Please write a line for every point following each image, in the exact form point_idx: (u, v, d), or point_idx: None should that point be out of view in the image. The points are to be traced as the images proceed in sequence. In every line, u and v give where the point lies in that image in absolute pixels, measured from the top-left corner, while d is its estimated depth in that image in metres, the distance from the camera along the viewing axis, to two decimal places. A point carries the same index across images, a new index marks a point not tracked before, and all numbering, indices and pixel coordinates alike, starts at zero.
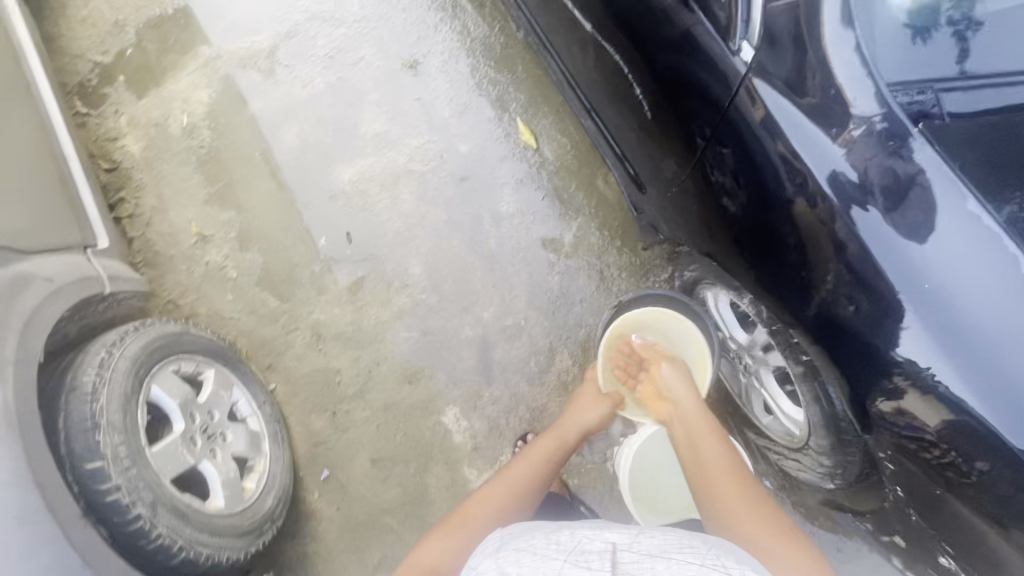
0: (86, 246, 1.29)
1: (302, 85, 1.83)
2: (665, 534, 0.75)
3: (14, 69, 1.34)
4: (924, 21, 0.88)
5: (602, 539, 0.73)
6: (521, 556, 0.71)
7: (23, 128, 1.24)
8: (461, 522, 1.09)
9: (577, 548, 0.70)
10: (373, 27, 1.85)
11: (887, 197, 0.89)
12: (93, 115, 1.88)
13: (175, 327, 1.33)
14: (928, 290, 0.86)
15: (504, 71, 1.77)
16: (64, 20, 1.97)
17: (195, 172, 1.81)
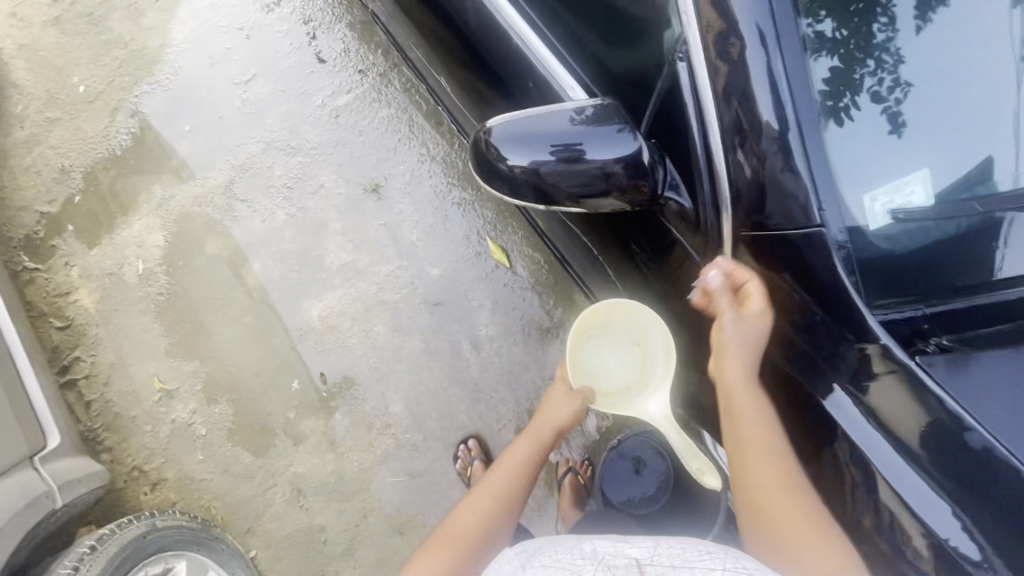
0: (34, 452, 1.19)
1: (263, 219, 1.77)
2: (684, 545, 0.75)
3: None
4: (885, 160, 0.80)
5: (624, 554, 0.72)
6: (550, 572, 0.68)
7: None
8: (452, 542, 0.93)
9: (602, 560, 0.71)
10: (331, 152, 1.81)
11: (842, 371, 0.86)
12: (42, 269, 1.78)
13: (139, 528, 1.23)
14: (892, 453, 0.82)
15: (468, 188, 1.74)
16: (7, 171, 1.89)
17: (154, 322, 1.71)
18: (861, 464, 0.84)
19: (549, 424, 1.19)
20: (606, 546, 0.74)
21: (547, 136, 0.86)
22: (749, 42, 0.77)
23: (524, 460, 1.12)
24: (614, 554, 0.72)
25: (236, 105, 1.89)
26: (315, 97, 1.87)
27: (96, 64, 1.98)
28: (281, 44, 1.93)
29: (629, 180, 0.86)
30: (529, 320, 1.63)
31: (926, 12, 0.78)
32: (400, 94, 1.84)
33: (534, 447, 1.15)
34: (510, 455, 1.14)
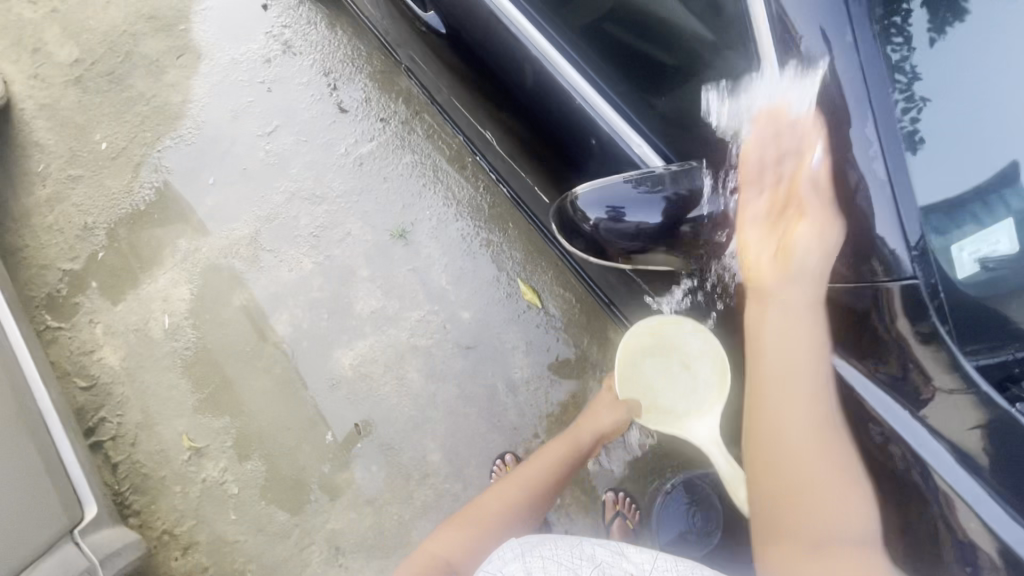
0: (75, 524, 1.22)
1: (290, 269, 1.77)
2: (675, 562, 0.88)
3: None
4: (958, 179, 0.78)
5: (620, 566, 0.86)
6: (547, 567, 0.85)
7: None
8: (471, 518, 1.20)
9: (597, 567, 0.86)
10: (356, 200, 1.82)
11: (908, 395, 0.84)
12: (65, 328, 1.76)
13: None
14: (970, 479, 0.80)
15: (495, 229, 1.76)
16: (28, 229, 1.88)
17: (182, 378, 1.69)
18: (934, 489, 0.81)
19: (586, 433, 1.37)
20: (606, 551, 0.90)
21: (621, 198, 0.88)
22: (813, 43, 0.76)
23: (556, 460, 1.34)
24: (610, 563, 0.87)
25: (259, 157, 1.90)
26: (338, 146, 1.89)
27: (118, 121, 2.01)
28: (303, 95, 1.96)
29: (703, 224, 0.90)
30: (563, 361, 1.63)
31: (938, 28, 0.77)
32: (422, 140, 1.86)
33: (569, 453, 1.35)
34: (547, 454, 1.35)
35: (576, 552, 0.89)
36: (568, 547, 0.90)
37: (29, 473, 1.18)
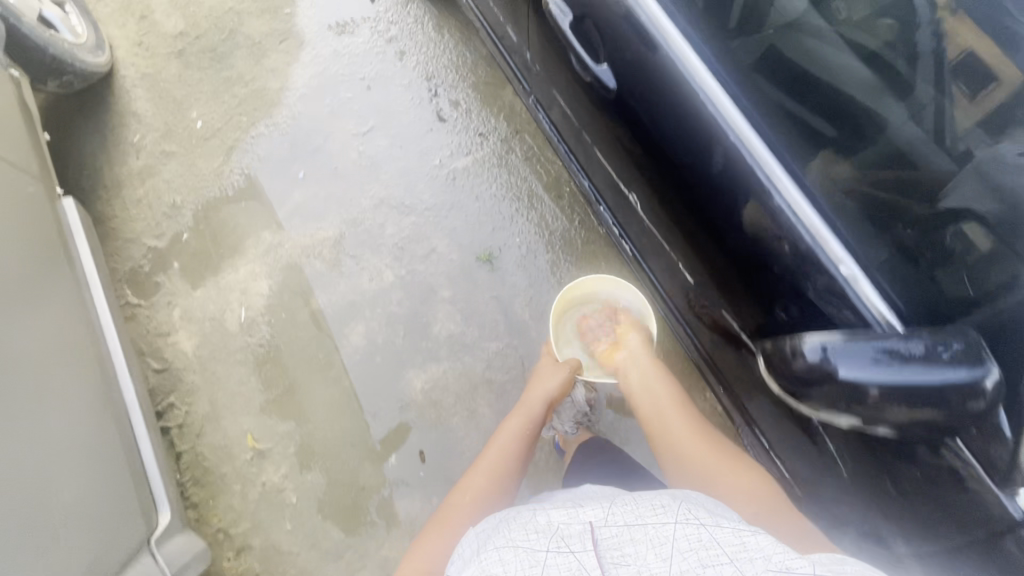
0: (152, 534, 1.29)
1: (371, 278, 1.73)
2: (633, 501, 0.83)
3: (81, 345, 1.30)
4: None
5: (578, 520, 0.80)
6: (504, 556, 0.74)
7: (87, 423, 1.21)
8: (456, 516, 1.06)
9: (555, 533, 0.78)
10: (444, 216, 1.76)
11: None
12: (144, 306, 1.76)
13: None
14: None
15: (586, 268, 1.68)
16: (118, 200, 1.89)
17: (252, 375, 1.67)
18: None
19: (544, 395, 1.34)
20: (562, 516, 0.81)
21: (864, 360, 0.80)
22: None
23: (516, 432, 1.25)
24: (567, 522, 0.80)
25: (352, 157, 1.86)
26: (433, 156, 1.82)
27: (215, 101, 1.98)
28: (402, 98, 1.90)
29: (910, 397, 0.79)
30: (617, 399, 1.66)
31: None
32: (521, 163, 1.78)
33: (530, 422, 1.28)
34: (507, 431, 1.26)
35: (530, 527, 0.80)
36: (520, 526, 0.81)
37: (117, 472, 1.24)
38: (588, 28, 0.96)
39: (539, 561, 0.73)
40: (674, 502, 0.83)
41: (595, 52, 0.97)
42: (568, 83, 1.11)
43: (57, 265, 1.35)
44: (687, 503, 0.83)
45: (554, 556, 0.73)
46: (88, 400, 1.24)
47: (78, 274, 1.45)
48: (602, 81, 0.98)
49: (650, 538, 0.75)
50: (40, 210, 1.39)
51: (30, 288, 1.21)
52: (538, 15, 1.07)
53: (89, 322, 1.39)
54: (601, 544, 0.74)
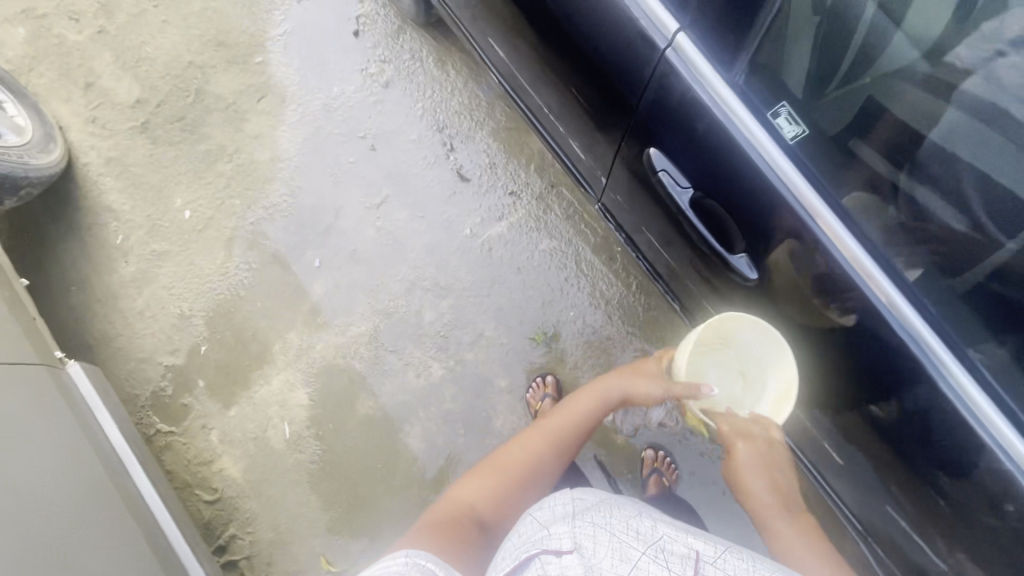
0: None
1: (417, 374, 1.59)
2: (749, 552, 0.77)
3: (134, 543, 1.23)
4: None
5: (687, 543, 0.76)
6: (598, 534, 0.75)
7: None
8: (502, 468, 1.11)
9: (657, 544, 0.75)
10: (487, 294, 1.59)
11: None
12: (177, 433, 1.63)
13: None
14: None
15: (651, 338, 1.53)
16: (118, 314, 1.69)
17: (312, 493, 1.58)
18: None
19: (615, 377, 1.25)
20: (670, 529, 0.78)
21: None
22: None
23: (579, 415, 1.20)
24: (676, 537, 0.77)
25: (370, 235, 1.65)
26: (462, 226, 1.62)
27: (199, 182, 1.73)
28: (414, 157, 1.66)
29: None
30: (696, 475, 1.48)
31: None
32: (562, 223, 1.59)
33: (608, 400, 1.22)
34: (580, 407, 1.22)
35: (633, 524, 0.78)
36: (622, 518, 0.79)
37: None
38: (713, 206, 1.02)
39: (632, 558, 0.71)
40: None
41: (726, 232, 1.03)
42: (675, 237, 1.19)
43: (71, 464, 1.21)
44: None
45: (648, 560, 0.72)
46: None
47: (104, 453, 1.32)
48: (739, 266, 1.05)
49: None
50: (31, 399, 1.21)
51: (38, 518, 1.06)
52: (642, 175, 1.13)
53: (133, 515, 1.28)
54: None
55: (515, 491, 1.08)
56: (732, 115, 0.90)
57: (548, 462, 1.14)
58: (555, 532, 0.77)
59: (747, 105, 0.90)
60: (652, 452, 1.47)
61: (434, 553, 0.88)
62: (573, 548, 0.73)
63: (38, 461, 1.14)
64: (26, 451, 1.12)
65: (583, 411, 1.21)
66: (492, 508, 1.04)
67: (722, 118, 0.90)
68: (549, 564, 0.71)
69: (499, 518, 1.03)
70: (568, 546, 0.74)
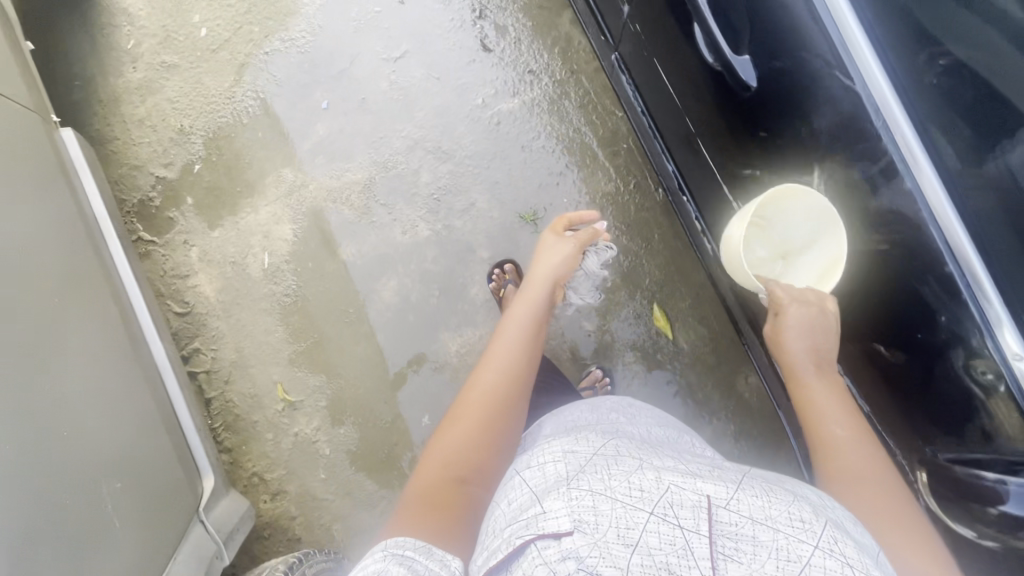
0: (200, 506, 1.30)
1: (404, 231, 1.60)
2: (772, 495, 0.70)
3: (108, 314, 1.26)
4: None
5: (696, 488, 0.68)
6: (598, 502, 0.66)
7: (123, 393, 1.19)
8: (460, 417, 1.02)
9: (663, 498, 0.66)
10: (486, 166, 1.60)
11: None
12: (158, 243, 1.64)
13: (330, 562, 1.37)
14: None
15: (638, 238, 1.56)
16: (118, 118, 1.68)
17: (279, 325, 1.60)
18: None
19: (545, 276, 1.21)
20: (673, 478, 0.70)
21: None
22: None
23: (523, 323, 1.13)
24: (685, 485, 0.69)
25: (382, 87, 1.64)
26: (475, 95, 1.61)
27: (220, 3, 1.70)
28: (440, 18, 1.64)
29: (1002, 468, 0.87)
30: (652, 373, 1.54)
31: None
32: (575, 111, 1.59)
33: (539, 306, 1.17)
34: (515, 321, 1.14)
35: (633, 482, 0.70)
36: (622, 478, 0.71)
37: (142, 426, 1.21)
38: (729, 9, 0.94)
39: (639, 519, 0.64)
40: (817, 521, 0.67)
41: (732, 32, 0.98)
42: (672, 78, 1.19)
43: (56, 214, 1.22)
44: (831, 525, 0.67)
45: (656, 521, 0.63)
46: (123, 371, 1.22)
47: (92, 229, 1.35)
48: (739, 68, 0.98)
49: (780, 546, 0.61)
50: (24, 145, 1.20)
51: (26, 244, 1.08)
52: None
53: (112, 297, 1.31)
54: (717, 526, 0.62)
55: (483, 435, 0.99)
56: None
57: (510, 390, 1.05)
58: (554, 509, 0.68)
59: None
60: (597, 372, 1.50)
61: (419, 538, 0.84)
62: (573, 528, 0.63)
63: (27, 199, 1.14)
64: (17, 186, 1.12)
65: (522, 318, 1.15)
66: (468, 463, 0.96)
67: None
68: (547, 549, 0.63)
69: (479, 472, 0.96)
70: (567, 526, 0.64)
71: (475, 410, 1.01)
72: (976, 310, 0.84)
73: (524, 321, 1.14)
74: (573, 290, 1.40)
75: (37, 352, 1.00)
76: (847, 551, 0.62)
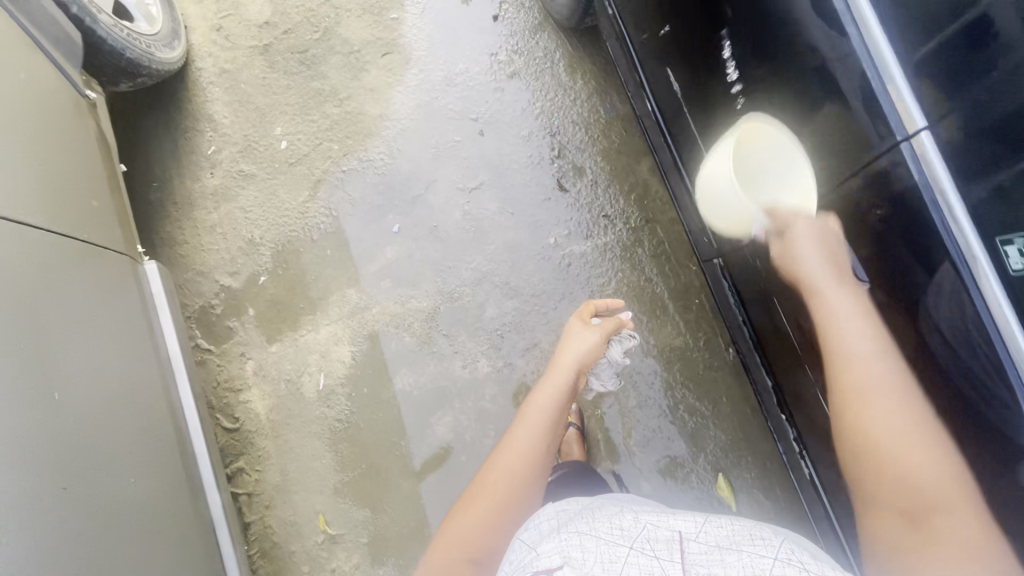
0: None
1: (464, 365, 1.57)
2: (734, 524, 0.79)
3: (171, 458, 1.23)
4: None
5: (667, 526, 0.79)
6: (585, 540, 0.77)
7: (179, 553, 1.15)
8: (481, 492, 1.01)
9: (642, 536, 0.78)
10: (553, 307, 1.58)
11: None
12: (215, 353, 1.62)
13: None
14: None
15: (705, 398, 1.52)
16: (190, 221, 1.70)
17: (328, 451, 1.56)
18: None
19: (571, 359, 1.18)
20: (649, 519, 0.82)
21: None
22: None
23: (551, 406, 1.11)
24: (658, 525, 0.80)
25: (455, 216, 1.64)
26: (548, 233, 1.61)
27: (303, 118, 1.73)
28: (519, 153, 1.65)
29: None
30: None
31: None
32: (648, 260, 1.58)
33: (561, 392, 1.14)
34: (536, 405, 1.11)
35: (615, 524, 0.81)
36: (605, 522, 0.82)
37: (188, 555, 1.18)
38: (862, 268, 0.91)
39: (621, 552, 0.74)
40: (775, 538, 0.76)
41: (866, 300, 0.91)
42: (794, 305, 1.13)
43: (117, 337, 1.17)
44: (787, 540, 0.77)
45: (636, 554, 0.74)
46: (181, 523, 1.18)
47: (163, 362, 1.33)
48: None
49: (745, 564, 0.70)
50: (83, 272, 1.13)
51: (101, 407, 1.05)
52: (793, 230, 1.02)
53: (175, 434, 1.28)
54: (686, 554, 0.73)
55: (502, 515, 0.98)
56: (862, 26, 0.80)
57: (534, 476, 1.03)
58: (546, 551, 0.77)
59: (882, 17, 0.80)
60: None
61: None
62: (562, 563, 0.73)
63: (87, 336, 1.07)
64: (71, 326, 1.04)
65: (551, 403, 1.12)
66: (481, 542, 0.95)
67: (845, 23, 0.82)
68: None
69: (490, 554, 0.95)
70: (557, 562, 0.74)
71: (493, 492, 1.00)
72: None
73: (545, 407, 1.11)
74: (593, 377, 1.37)
75: (104, 530, 0.96)
76: (809, 562, 0.70)
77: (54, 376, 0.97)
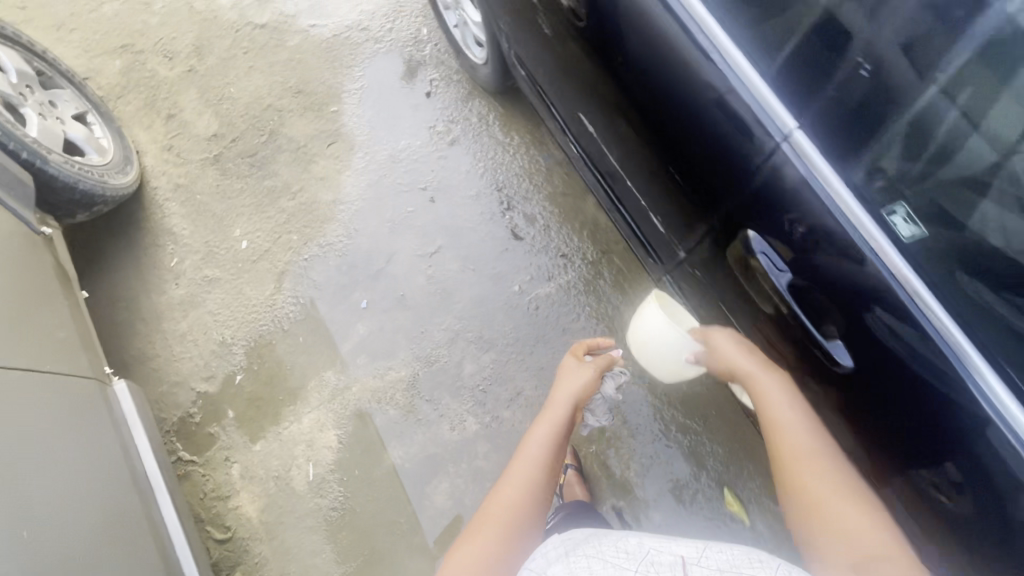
0: None
1: (451, 427, 1.56)
2: (735, 547, 0.80)
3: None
4: None
5: (670, 551, 0.80)
6: (593, 564, 0.78)
7: None
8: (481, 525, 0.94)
9: (647, 559, 0.79)
10: (529, 352, 1.59)
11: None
12: (198, 464, 1.59)
13: None
14: None
15: (693, 415, 1.52)
16: (159, 334, 1.70)
17: (327, 544, 1.50)
18: None
19: (565, 395, 1.13)
20: (654, 543, 0.82)
21: None
22: None
23: (548, 444, 1.05)
24: (660, 551, 0.81)
25: (420, 282, 1.68)
26: (511, 282, 1.65)
27: (261, 216, 1.79)
28: (470, 212, 1.72)
29: None
30: None
31: None
32: (611, 290, 1.62)
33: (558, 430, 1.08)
34: (534, 440, 1.06)
35: (623, 548, 0.82)
36: (611, 545, 0.83)
37: None
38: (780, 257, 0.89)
39: None
40: (774, 561, 0.77)
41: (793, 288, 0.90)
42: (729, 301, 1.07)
43: (92, 462, 1.16)
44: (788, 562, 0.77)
45: None
46: None
47: (142, 481, 1.31)
48: (835, 354, 0.89)
49: None
50: (49, 404, 1.12)
51: (82, 533, 1.03)
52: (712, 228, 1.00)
53: (162, 551, 1.24)
54: None
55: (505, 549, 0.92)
56: (727, 56, 0.82)
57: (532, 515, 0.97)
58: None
59: (741, 42, 0.82)
60: None
61: None
62: None
63: (59, 464, 1.06)
64: (39, 460, 1.03)
65: (547, 440, 1.05)
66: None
67: (710, 53, 0.84)
68: None
69: None
70: None
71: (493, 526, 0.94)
72: (974, 387, 0.76)
73: (543, 442, 1.05)
74: (590, 414, 1.38)
75: None
76: None
77: (29, 512, 0.95)
